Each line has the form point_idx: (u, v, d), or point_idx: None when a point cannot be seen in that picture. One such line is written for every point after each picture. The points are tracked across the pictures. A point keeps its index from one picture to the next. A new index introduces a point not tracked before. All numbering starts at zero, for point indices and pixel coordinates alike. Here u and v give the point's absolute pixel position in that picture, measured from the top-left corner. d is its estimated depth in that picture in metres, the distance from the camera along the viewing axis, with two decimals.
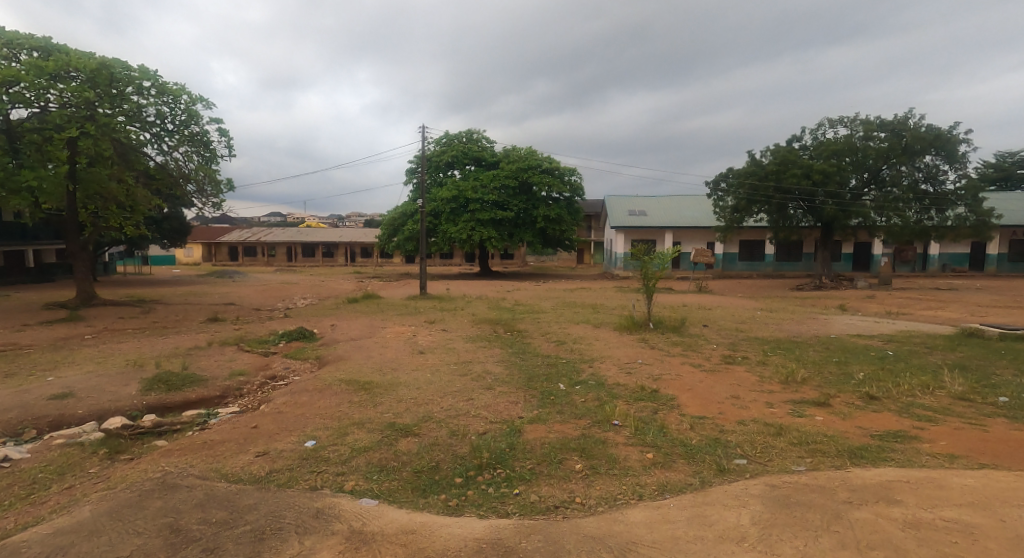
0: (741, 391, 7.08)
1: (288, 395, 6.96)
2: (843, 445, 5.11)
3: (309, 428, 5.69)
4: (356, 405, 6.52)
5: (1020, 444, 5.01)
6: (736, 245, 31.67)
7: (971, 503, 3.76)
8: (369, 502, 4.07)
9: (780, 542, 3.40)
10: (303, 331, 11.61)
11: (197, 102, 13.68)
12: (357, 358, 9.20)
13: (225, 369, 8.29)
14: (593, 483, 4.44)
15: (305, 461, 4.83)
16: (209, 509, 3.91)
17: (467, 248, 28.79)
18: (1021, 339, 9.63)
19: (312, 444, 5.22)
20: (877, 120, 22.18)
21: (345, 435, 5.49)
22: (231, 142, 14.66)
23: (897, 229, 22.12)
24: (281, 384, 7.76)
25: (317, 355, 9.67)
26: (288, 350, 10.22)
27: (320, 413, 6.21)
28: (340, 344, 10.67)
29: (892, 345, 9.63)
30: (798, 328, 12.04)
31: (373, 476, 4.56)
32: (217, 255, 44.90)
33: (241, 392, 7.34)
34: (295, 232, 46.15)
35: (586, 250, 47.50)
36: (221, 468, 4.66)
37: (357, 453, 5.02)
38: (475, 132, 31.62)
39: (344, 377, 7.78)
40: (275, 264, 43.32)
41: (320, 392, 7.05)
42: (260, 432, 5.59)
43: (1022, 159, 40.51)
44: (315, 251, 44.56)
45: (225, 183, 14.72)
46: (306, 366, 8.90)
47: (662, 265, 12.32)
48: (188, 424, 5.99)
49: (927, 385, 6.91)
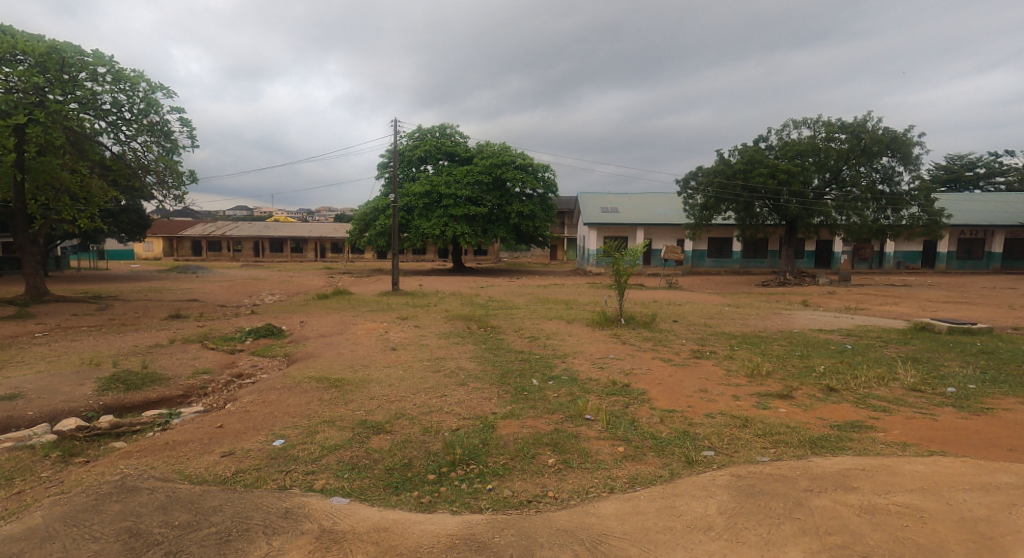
0: (708, 384, 7.30)
1: (255, 394, 6.88)
2: (805, 435, 5.32)
3: (278, 427, 5.65)
4: (327, 403, 6.48)
5: (967, 432, 5.29)
6: (705, 242, 32.30)
7: (922, 488, 3.97)
8: (341, 501, 4.09)
9: (745, 530, 3.55)
10: (272, 328, 11.46)
11: (157, 90, 13.30)
12: (329, 355, 9.14)
13: (188, 367, 8.14)
14: (565, 477, 4.54)
15: (273, 460, 4.81)
16: (172, 512, 3.87)
17: (439, 243, 28.72)
18: (968, 333, 10.12)
19: (281, 443, 5.19)
20: (838, 122, 22.85)
21: (315, 433, 5.46)
22: (193, 132, 14.28)
23: (856, 228, 22.84)
24: (248, 383, 7.67)
25: (285, 352, 9.55)
26: (255, 347, 10.08)
27: (289, 411, 6.16)
28: (310, 341, 10.56)
29: (851, 339, 10.01)
30: (764, 323, 12.37)
31: (344, 474, 4.57)
32: (179, 250, 43.84)
33: (204, 391, 7.22)
34: (262, 226, 45.24)
35: (559, 246, 47.86)
36: (184, 470, 4.60)
37: (328, 451, 5.01)
38: (448, 127, 31.56)
39: (315, 375, 7.72)
40: (241, 259, 42.43)
41: (289, 390, 7.00)
42: (226, 431, 5.53)
43: (970, 162, 42.42)
44: (284, 246, 43.89)
45: (188, 175, 14.30)
46: (274, 364, 8.80)
47: (634, 261, 12.52)
48: (149, 425, 5.88)
49: (883, 377, 7.21)
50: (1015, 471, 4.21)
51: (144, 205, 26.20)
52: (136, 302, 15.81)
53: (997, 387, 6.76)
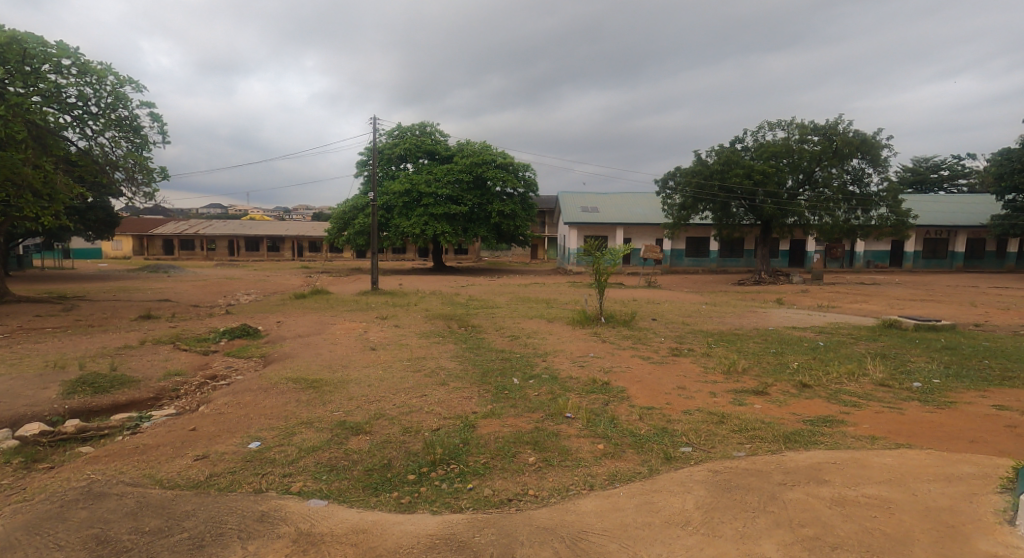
0: (686, 382, 7.43)
1: (230, 396, 6.81)
2: (779, 430, 5.46)
3: (254, 429, 5.62)
4: (304, 404, 6.46)
5: (933, 425, 5.48)
6: (683, 242, 32.70)
7: (889, 480, 4.11)
8: (319, 503, 4.09)
9: (721, 524, 3.64)
10: (247, 328, 11.33)
11: (125, 83, 13.02)
12: (306, 355, 9.07)
13: (159, 369, 8.01)
14: (545, 475, 4.60)
15: (249, 463, 4.78)
16: (142, 518, 3.83)
17: (419, 242, 28.64)
18: (933, 329, 10.45)
19: (256, 446, 5.16)
20: (811, 124, 23.30)
21: (292, 435, 5.44)
22: (164, 127, 13.99)
23: (828, 228, 23.34)
24: (223, 384, 7.59)
25: (261, 353, 9.46)
26: (229, 348, 9.95)
27: (266, 413, 6.13)
28: (287, 341, 10.45)
29: (823, 336, 10.25)
30: (739, 320, 12.61)
31: (322, 475, 4.56)
32: (150, 248, 42.93)
33: (176, 394, 7.13)
34: (236, 224, 44.48)
35: (540, 245, 48.06)
36: (155, 474, 4.55)
37: (305, 453, 5.00)
38: (429, 125, 31.45)
39: (292, 376, 7.67)
40: (215, 258, 41.68)
41: (266, 391, 6.95)
42: (199, 434, 5.48)
43: (935, 165, 43.70)
44: (260, 245, 43.27)
45: (159, 172, 14.04)
46: (250, 365, 8.70)
47: (614, 260, 12.64)
48: (118, 428, 5.79)
49: (853, 373, 7.43)
50: (976, 462, 4.37)
51: (113, 203, 25.57)
52: (105, 303, 15.42)
53: (960, 382, 7.01)
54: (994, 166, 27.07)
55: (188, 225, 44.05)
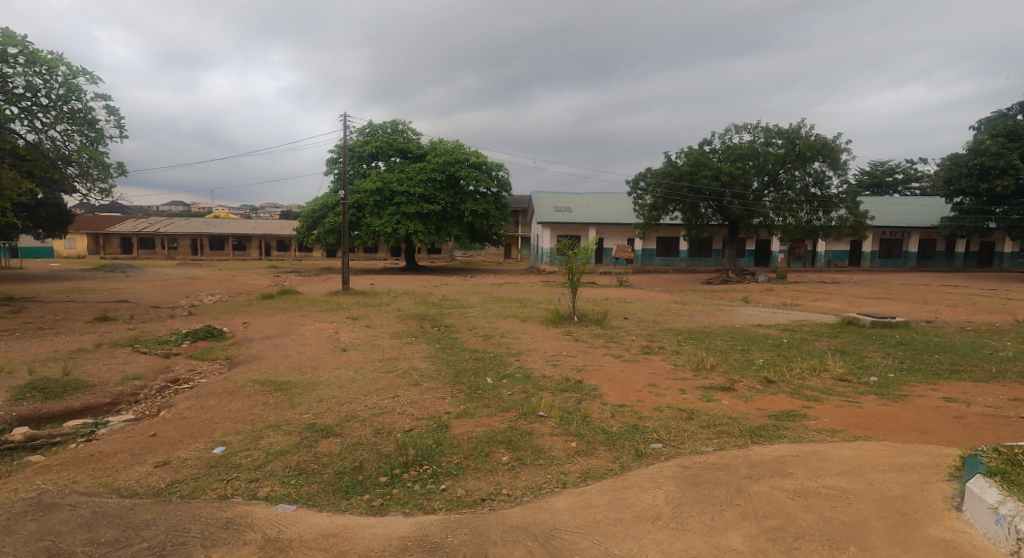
0: (657, 379, 7.58)
1: (192, 399, 6.68)
2: (745, 425, 5.63)
3: (218, 434, 5.53)
4: (272, 407, 6.38)
5: (889, 418, 5.72)
6: (653, 242, 33.18)
7: (848, 471, 4.29)
8: (286, 508, 4.07)
9: (690, 518, 3.75)
10: (211, 329, 11.08)
11: (78, 75, 12.62)
12: (274, 357, 8.96)
13: (117, 373, 7.81)
14: (519, 474, 4.66)
15: (213, 468, 4.71)
16: (98, 529, 3.74)
17: (391, 242, 28.42)
18: (889, 326, 10.88)
19: (221, 451, 5.08)
20: (775, 128, 23.88)
21: (259, 439, 5.38)
22: (121, 121, 13.60)
23: (792, 228, 24.00)
24: (185, 388, 7.43)
25: (226, 355, 9.28)
26: (193, 350, 9.76)
27: (232, 417, 6.04)
28: (254, 343, 10.30)
29: (787, 333, 10.57)
30: (707, 319, 12.90)
31: (291, 480, 4.54)
32: (107, 246, 41.55)
33: (135, 398, 6.96)
34: (199, 222, 43.35)
35: (513, 245, 48.23)
36: (112, 483, 4.45)
37: (272, 457, 4.95)
38: (401, 123, 31.23)
39: (259, 378, 7.57)
40: (177, 257, 40.56)
41: (232, 394, 6.84)
42: (159, 440, 5.37)
43: (891, 168, 45.31)
44: (225, 243, 42.22)
45: (117, 167, 13.63)
46: (214, 368, 8.55)
47: (585, 260, 12.79)
48: (71, 435, 5.62)
49: (815, 368, 7.70)
50: (928, 452, 4.58)
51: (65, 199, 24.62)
52: (59, 304, 14.90)
53: (914, 375, 7.35)
54: (944, 170, 28.16)
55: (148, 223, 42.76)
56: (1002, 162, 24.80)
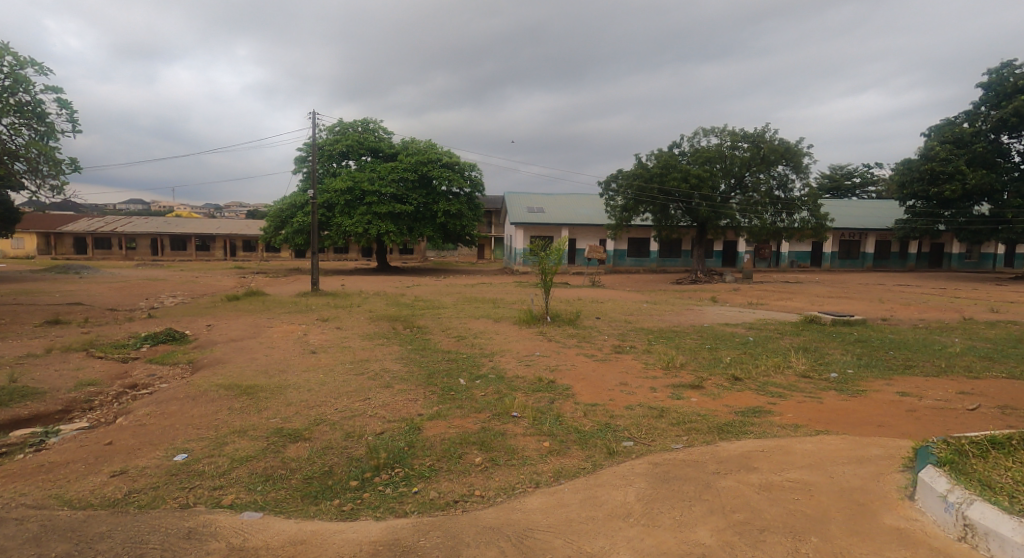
0: (628, 378, 7.72)
1: (152, 406, 6.53)
2: (713, 422, 5.78)
3: (180, 441, 5.43)
4: (237, 412, 6.28)
5: (849, 412, 5.95)
6: (625, 242, 33.57)
7: (810, 465, 4.45)
8: (252, 515, 4.02)
9: (661, 514, 3.84)
10: (172, 332, 10.82)
11: (26, 66, 12.20)
12: (239, 360, 8.80)
13: (70, 380, 7.56)
14: (491, 475, 4.69)
15: (174, 477, 4.62)
16: (48, 542, 3.62)
17: (362, 242, 28.13)
18: (848, 324, 11.26)
19: (183, 458, 4.99)
20: (741, 131, 24.43)
21: (223, 445, 5.29)
22: (74, 115, 13.18)
23: (757, 229, 24.62)
24: (144, 393, 7.25)
25: (188, 359, 9.07)
26: (152, 354, 9.50)
27: (194, 422, 5.93)
28: (218, 346, 10.08)
29: (753, 332, 10.86)
30: (677, 318, 13.15)
31: (257, 486, 4.48)
32: (59, 246, 40.04)
33: (89, 405, 6.76)
34: (159, 221, 42.11)
35: (486, 246, 48.24)
36: (63, 495, 4.32)
37: (238, 463, 4.89)
38: (371, 122, 30.95)
39: (223, 382, 7.44)
40: (135, 258, 39.33)
41: (194, 399, 6.71)
42: (116, 449, 5.24)
43: (850, 172, 46.77)
44: (187, 243, 41.11)
45: (69, 162, 13.16)
46: (175, 372, 8.35)
47: (557, 260, 12.89)
48: (18, 445, 5.43)
49: (779, 365, 7.93)
50: (883, 444, 4.79)
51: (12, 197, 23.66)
52: (7, 307, 14.29)
53: (872, 371, 7.64)
54: (897, 175, 29.20)
55: (104, 223, 41.40)
56: (950, 168, 25.82)
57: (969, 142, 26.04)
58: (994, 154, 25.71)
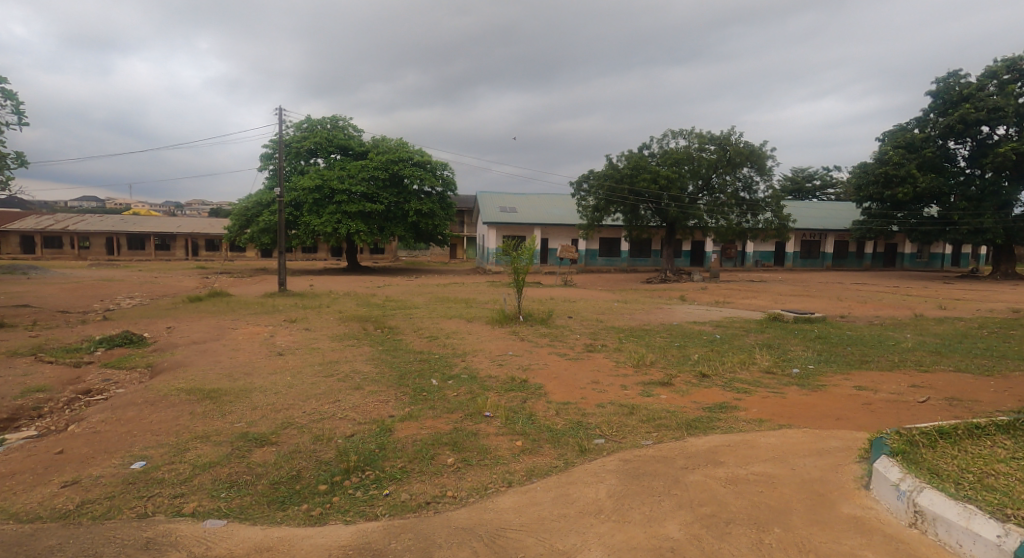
0: (599, 376, 7.84)
1: (107, 412, 6.36)
2: (682, 418, 5.92)
3: (137, 448, 5.30)
4: (200, 416, 6.17)
5: (810, 406, 6.18)
6: (596, 242, 33.92)
7: (774, 458, 4.61)
8: (216, 523, 3.95)
9: (631, 510, 3.93)
10: (130, 335, 10.52)
11: None
12: (202, 363, 8.63)
13: (18, 387, 7.29)
14: (463, 475, 4.73)
15: (131, 486, 4.51)
16: None
17: (331, 242, 27.76)
18: (809, 322, 11.64)
19: (141, 466, 4.88)
20: (708, 134, 24.95)
21: (184, 452, 5.19)
22: (20, 107, 12.69)
23: (723, 230, 25.17)
24: (98, 399, 7.05)
25: (147, 362, 8.83)
26: (108, 358, 9.23)
27: (153, 428, 5.81)
28: (178, 349, 9.84)
29: (719, 330, 11.12)
30: (647, 317, 13.36)
31: (221, 493, 4.41)
32: (5, 246, 38.34)
33: (39, 412, 6.54)
34: (115, 220, 40.77)
35: (458, 245, 48.15)
36: (10, 508, 4.18)
37: (200, 470, 4.80)
38: (340, 120, 30.56)
39: (183, 386, 7.29)
40: (89, 258, 38.00)
41: (153, 405, 6.55)
42: (68, 458, 5.08)
43: (810, 175, 48.22)
44: (145, 243, 39.85)
45: (15, 157, 12.66)
46: (132, 377, 8.13)
47: (529, 260, 12.97)
48: None
49: (745, 362, 8.16)
50: (841, 436, 4.99)
51: None
52: None
53: (831, 366, 7.93)
54: (854, 178, 30.17)
55: (56, 222, 39.83)
56: (903, 171, 26.82)
57: (919, 147, 27.10)
58: (942, 159, 26.83)
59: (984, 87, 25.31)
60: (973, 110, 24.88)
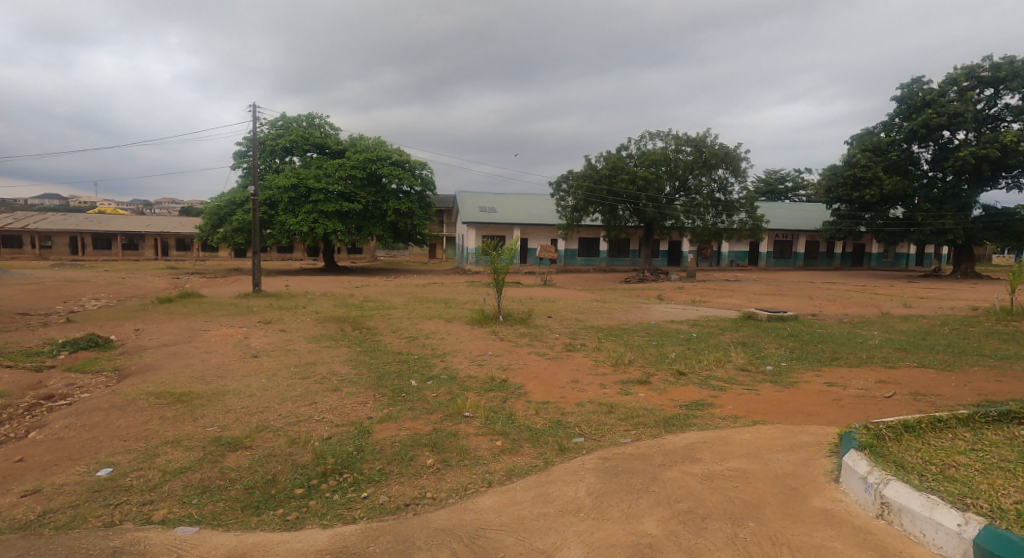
0: (579, 375, 7.91)
1: (72, 418, 6.21)
2: (659, 416, 6.01)
3: (104, 454, 5.20)
4: (170, 420, 6.07)
5: (783, 402, 6.32)
6: (575, 242, 34.10)
7: (748, 453, 4.71)
8: (187, 530, 3.90)
9: (610, 508, 3.98)
10: (95, 338, 10.28)
11: None
12: (173, 366, 8.48)
13: None
14: (443, 476, 4.74)
15: (97, 493, 4.42)
16: None
17: (308, 242, 27.45)
18: (782, 320, 11.88)
19: (107, 473, 4.78)
20: (685, 136, 25.30)
21: (154, 458, 5.10)
22: None
23: (699, 230, 25.53)
24: (63, 405, 6.88)
25: (113, 366, 8.64)
26: (72, 362, 9.01)
27: (120, 434, 5.70)
28: (147, 351, 9.65)
29: (696, 328, 11.28)
30: (626, 316, 13.50)
31: (192, 500, 4.35)
32: None
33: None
34: (79, 218, 39.71)
35: (437, 245, 48.01)
36: None
37: (170, 476, 4.73)
38: (316, 117, 30.25)
39: (153, 390, 7.16)
40: (52, 258, 36.94)
41: (121, 409, 6.42)
42: (30, 466, 4.96)
43: (783, 176, 49.23)
44: (112, 242, 38.88)
45: None
46: (99, 381, 7.95)
47: (509, 259, 13.01)
48: None
49: (720, 360, 8.31)
50: (813, 431, 5.12)
51: None
52: None
53: (803, 363, 8.11)
54: (824, 180, 30.83)
55: (16, 221, 38.63)
56: (870, 173, 27.59)
57: (886, 150, 27.84)
58: (906, 162, 27.57)
59: (945, 93, 26.13)
60: (935, 115, 25.61)
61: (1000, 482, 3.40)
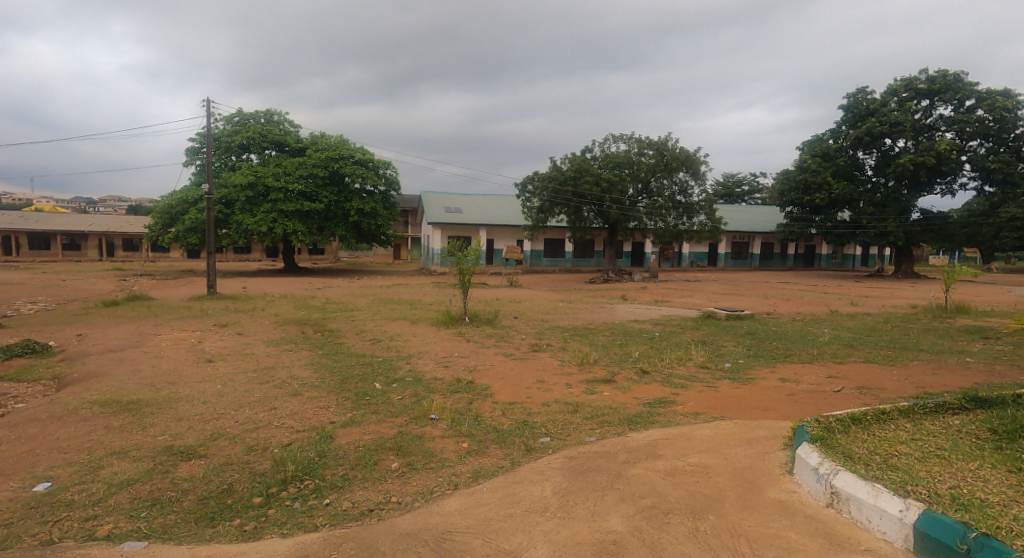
0: (544, 375, 7.99)
1: (7, 430, 5.94)
2: (624, 414, 6.13)
3: (42, 468, 4.99)
4: (117, 430, 5.87)
5: (743, 398, 6.54)
6: (540, 243, 34.31)
7: (709, 449, 4.86)
8: (135, 545, 3.78)
9: (575, 506, 4.06)
10: (32, 344, 9.84)
11: None
12: (120, 373, 8.19)
13: None
14: (408, 480, 4.73)
15: (35, 510, 4.24)
16: None
17: (266, 242, 26.84)
18: (740, 319, 12.25)
19: (46, 488, 4.59)
20: (647, 139, 25.79)
21: (98, 470, 4.92)
22: None
23: (661, 232, 26.03)
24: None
25: (53, 374, 8.28)
26: (7, 370, 8.59)
27: (61, 446, 5.48)
28: (91, 357, 9.28)
29: (658, 328, 11.52)
30: (590, 316, 13.67)
31: (142, 513, 4.22)
32: None
33: None
34: (16, 217, 37.88)
35: (402, 246, 47.54)
36: None
37: (116, 489, 4.58)
38: (275, 113, 29.60)
39: (97, 398, 6.90)
40: None
41: (62, 420, 6.17)
42: None
43: (740, 180, 50.70)
44: (51, 242, 37.30)
45: None
46: (37, 390, 7.61)
47: (475, 260, 13.01)
48: None
49: (682, 358, 8.52)
50: (769, 426, 5.31)
51: None
52: None
53: (760, 360, 8.39)
54: (778, 184, 31.77)
55: None
56: (819, 178, 28.65)
57: (834, 156, 28.98)
58: (852, 168, 28.76)
59: (886, 103, 27.39)
60: (878, 123, 26.81)
61: (937, 469, 3.62)
